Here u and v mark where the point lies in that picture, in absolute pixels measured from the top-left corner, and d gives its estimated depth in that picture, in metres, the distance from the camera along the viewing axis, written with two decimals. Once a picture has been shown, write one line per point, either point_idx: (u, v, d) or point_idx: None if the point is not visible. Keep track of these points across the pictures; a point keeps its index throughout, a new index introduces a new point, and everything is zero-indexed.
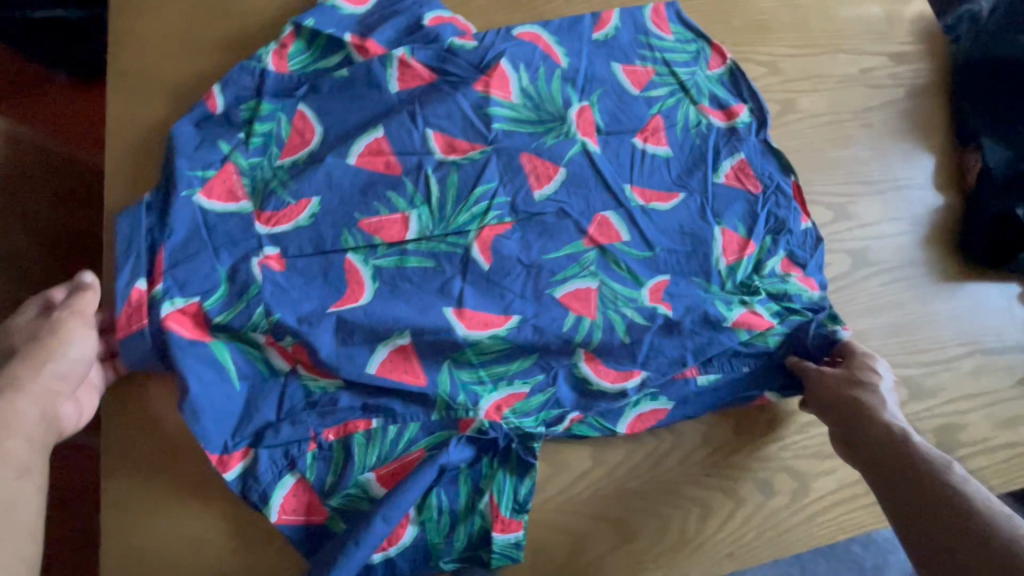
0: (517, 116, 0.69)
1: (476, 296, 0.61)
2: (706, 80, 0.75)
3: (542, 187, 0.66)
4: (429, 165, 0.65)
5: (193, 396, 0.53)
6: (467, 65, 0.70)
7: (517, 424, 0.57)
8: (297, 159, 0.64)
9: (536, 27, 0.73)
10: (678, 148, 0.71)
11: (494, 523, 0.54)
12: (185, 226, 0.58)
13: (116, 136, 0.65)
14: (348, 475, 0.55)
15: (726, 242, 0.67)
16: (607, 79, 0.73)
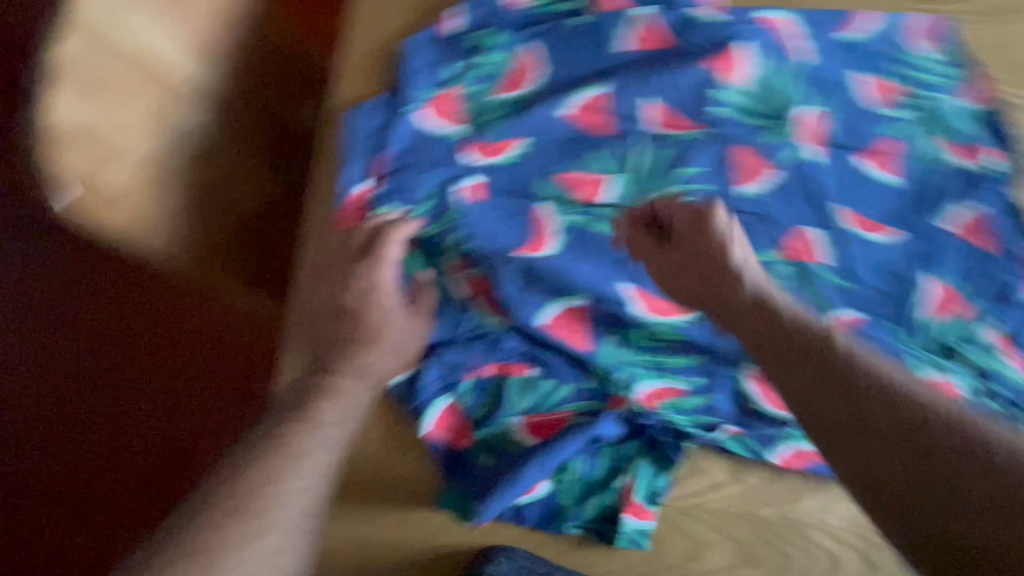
0: (743, 104, 0.65)
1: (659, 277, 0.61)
2: (959, 112, 0.63)
3: (750, 186, 0.64)
4: (640, 135, 0.64)
5: (387, 295, 0.59)
6: (705, 38, 0.65)
7: (671, 418, 0.57)
8: (514, 98, 0.64)
9: (787, 12, 0.65)
10: (913, 183, 0.63)
11: (628, 506, 0.55)
12: (406, 139, 0.62)
13: (358, 35, 0.68)
14: (498, 414, 0.57)
15: (937, 300, 0.61)
16: (848, 88, 0.65)
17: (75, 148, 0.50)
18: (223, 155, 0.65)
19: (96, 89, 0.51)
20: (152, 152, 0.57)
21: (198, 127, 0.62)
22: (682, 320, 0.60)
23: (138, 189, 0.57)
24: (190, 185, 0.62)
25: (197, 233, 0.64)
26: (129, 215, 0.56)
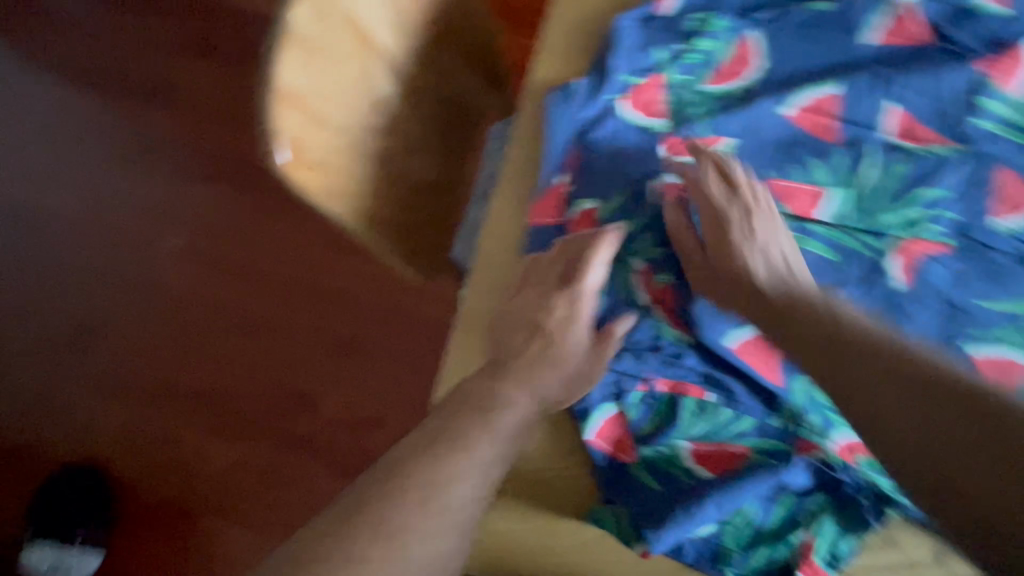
0: (1016, 122, 0.55)
1: (870, 312, 0.54)
2: None
3: (1005, 218, 0.55)
4: (874, 145, 0.57)
5: None
6: (980, 37, 0.56)
7: (871, 478, 0.50)
8: (728, 92, 0.60)
9: None
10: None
11: (804, 565, 0.49)
12: (608, 127, 0.59)
13: (563, 9, 0.64)
14: (664, 434, 0.53)
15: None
16: None
17: (294, 109, 0.56)
18: (395, 127, 0.71)
19: (313, 59, 0.57)
20: (345, 120, 0.63)
21: (378, 99, 0.67)
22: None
23: (334, 154, 0.62)
24: (367, 151, 0.67)
25: (370, 202, 0.69)
26: (326, 179, 0.61)
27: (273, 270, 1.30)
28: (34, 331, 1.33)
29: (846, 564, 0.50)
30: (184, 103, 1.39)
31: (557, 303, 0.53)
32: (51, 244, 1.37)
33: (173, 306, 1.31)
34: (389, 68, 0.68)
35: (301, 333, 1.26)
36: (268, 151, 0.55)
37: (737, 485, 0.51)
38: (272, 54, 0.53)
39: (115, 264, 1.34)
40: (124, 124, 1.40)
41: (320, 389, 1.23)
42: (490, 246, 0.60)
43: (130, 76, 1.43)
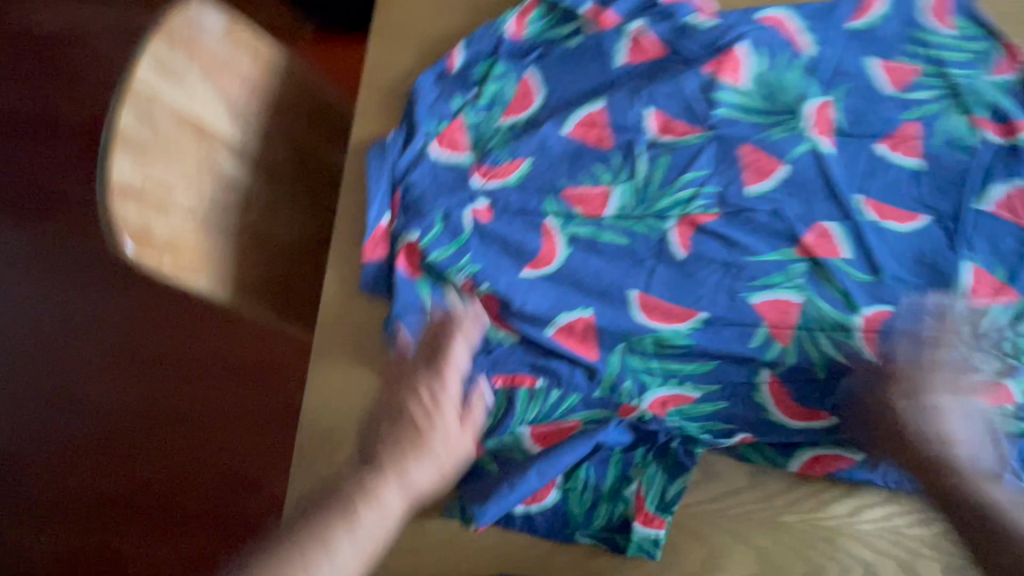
0: (745, 105, 0.67)
1: (664, 282, 0.62)
2: (990, 86, 0.65)
3: (758, 183, 0.64)
4: (640, 144, 0.66)
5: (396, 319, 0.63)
6: (702, 45, 0.68)
7: (680, 425, 0.58)
8: (516, 122, 0.70)
9: (785, 9, 0.69)
10: (935, 162, 0.63)
11: (637, 515, 0.55)
12: (420, 169, 0.67)
13: (370, 77, 0.74)
14: (507, 425, 0.60)
15: (977, 283, 0.59)
16: (857, 74, 0.67)
17: (132, 202, 0.63)
18: (249, 202, 0.79)
19: (147, 159, 0.66)
20: (191, 203, 0.71)
21: (225, 180, 0.75)
22: (683, 328, 0.60)
23: (183, 234, 0.69)
24: (219, 228, 0.74)
25: (234, 272, 0.76)
26: (178, 257, 0.68)
27: (189, 360, 1.31)
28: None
29: (674, 507, 0.55)
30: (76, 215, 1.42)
31: (433, 387, 0.57)
32: None
33: (106, 413, 1.34)
34: (231, 152, 0.76)
35: (226, 416, 1.28)
36: (114, 244, 0.62)
37: (556, 453, 0.57)
38: (104, 161, 0.62)
39: (44, 383, 1.37)
40: (23, 247, 1.43)
41: (250, 466, 1.25)
42: (333, 287, 0.66)
43: (19, 198, 1.45)
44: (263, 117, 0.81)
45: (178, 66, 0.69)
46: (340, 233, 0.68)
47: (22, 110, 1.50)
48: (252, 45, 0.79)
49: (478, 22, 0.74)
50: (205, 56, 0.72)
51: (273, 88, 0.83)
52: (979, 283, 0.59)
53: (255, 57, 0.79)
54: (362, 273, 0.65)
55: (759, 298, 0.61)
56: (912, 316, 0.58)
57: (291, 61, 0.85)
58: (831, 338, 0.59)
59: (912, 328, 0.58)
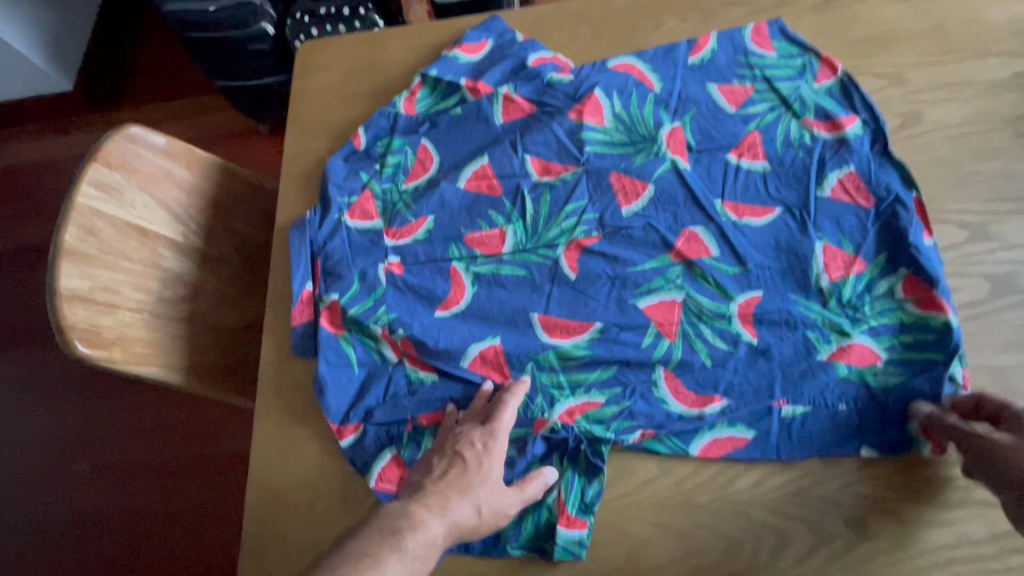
0: (610, 140, 0.77)
1: (561, 302, 0.69)
2: (812, 94, 0.75)
3: (630, 205, 0.73)
4: (525, 186, 0.75)
5: (324, 377, 0.68)
6: (564, 96, 0.79)
7: (588, 428, 0.63)
8: (418, 185, 0.79)
9: (631, 58, 0.80)
10: (778, 162, 0.72)
11: (561, 518, 0.60)
12: (336, 237, 0.75)
13: (289, 166, 0.84)
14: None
15: (827, 259, 0.66)
16: (701, 100, 0.77)
17: (80, 305, 0.71)
18: (195, 291, 0.86)
19: (92, 266, 0.73)
20: (137, 299, 0.78)
21: (170, 275, 0.83)
22: (582, 339, 0.67)
23: (132, 327, 0.76)
24: (168, 318, 0.81)
25: (184, 356, 0.82)
26: (127, 349, 0.75)
27: (178, 453, 1.38)
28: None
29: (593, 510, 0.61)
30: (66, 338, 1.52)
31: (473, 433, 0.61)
32: None
33: (90, 523, 1.35)
34: (173, 249, 0.85)
35: (213, 501, 1.33)
36: (65, 345, 0.69)
37: None
38: (52, 272, 0.69)
39: (26, 505, 1.38)
40: (13, 374, 1.51)
41: (238, 545, 1.27)
42: (270, 353, 0.72)
43: (14, 330, 1.57)
44: (202, 215, 0.90)
45: (117, 182, 0.79)
46: (273, 304, 0.75)
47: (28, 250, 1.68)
48: (185, 154, 0.90)
49: (377, 107, 0.86)
50: (142, 170, 0.83)
51: (209, 188, 0.93)
52: (828, 258, 0.66)
53: (189, 164, 0.90)
54: (292, 337, 0.72)
55: (649, 300, 0.68)
56: (778, 301, 0.65)
57: (224, 163, 0.95)
58: (712, 327, 0.65)
59: (779, 308, 0.65)
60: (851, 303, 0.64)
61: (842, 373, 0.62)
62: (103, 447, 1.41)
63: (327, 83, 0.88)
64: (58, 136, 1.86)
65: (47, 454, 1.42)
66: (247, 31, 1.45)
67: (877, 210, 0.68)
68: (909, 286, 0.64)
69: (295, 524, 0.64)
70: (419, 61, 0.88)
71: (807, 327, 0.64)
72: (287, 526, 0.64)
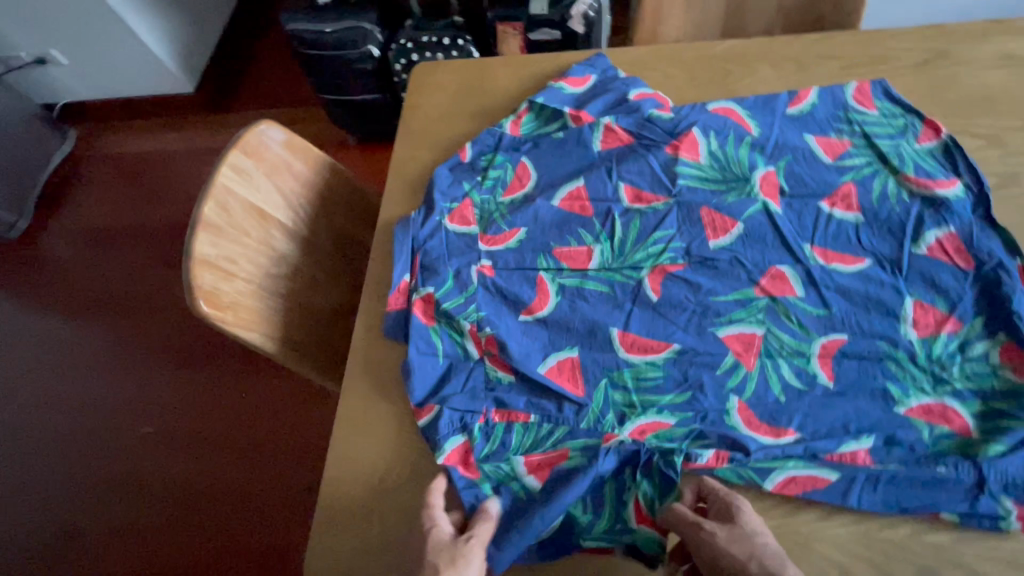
0: (703, 175, 0.80)
1: (640, 321, 0.72)
2: (913, 152, 0.76)
3: (718, 239, 0.75)
4: (616, 211, 0.80)
5: (411, 361, 0.73)
6: (662, 131, 0.84)
7: (658, 446, 0.65)
8: (515, 199, 0.85)
9: (729, 103, 0.85)
10: (872, 215, 0.73)
11: (639, 530, 0.61)
12: (437, 236, 0.82)
13: (397, 169, 0.93)
14: (502, 454, 0.68)
15: (917, 315, 0.66)
16: (798, 147, 0.79)
17: (208, 270, 0.80)
18: (297, 273, 0.95)
19: (221, 238, 0.83)
20: (251, 271, 0.87)
21: (279, 255, 0.93)
22: (659, 357, 0.70)
23: (243, 296, 0.85)
24: (272, 292, 0.90)
25: (280, 329, 0.90)
26: (237, 314, 0.83)
27: (242, 428, 1.48)
28: (27, 540, 1.45)
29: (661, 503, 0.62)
30: (164, 310, 1.70)
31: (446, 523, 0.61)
32: (48, 451, 1.54)
33: (158, 482, 1.46)
34: (284, 233, 0.95)
35: (266, 478, 1.41)
36: (190, 301, 0.78)
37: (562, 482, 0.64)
38: (191, 238, 0.79)
39: (107, 456, 1.51)
40: (115, 337, 1.68)
41: (298, 519, 1.35)
42: (362, 332, 0.79)
43: (119, 298, 1.75)
44: (310, 206, 1.00)
45: (249, 168, 0.90)
46: (370, 291, 0.82)
47: (141, 227, 1.88)
48: (304, 151, 1.00)
49: (480, 125, 0.94)
50: (269, 161, 0.93)
51: (320, 185, 1.03)
52: (920, 314, 0.66)
53: (306, 161, 1.00)
54: (386, 319, 0.78)
55: (726, 330, 0.70)
56: (864, 344, 0.66)
57: (334, 163, 1.06)
58: (790, 363, 0.66)
59: (864, 351, 0.66)
60: (940, 361, 0.64)
61: (920, 428, 0.61)
62: (179, 415, 1.53)
63: (437, 100, 0.98)
64: (178, 132, 2.09)
65: (131, 414, 1.56)
66: (359, 51, 1.61)
67: (977, 272, 0.67)
68: (1006, 352, 0.63)
69: (367, 491, 0.69)
70: (521, 88, 0.96)
71: (887, 378, 0.64)
72: (360, 492, 0.69)
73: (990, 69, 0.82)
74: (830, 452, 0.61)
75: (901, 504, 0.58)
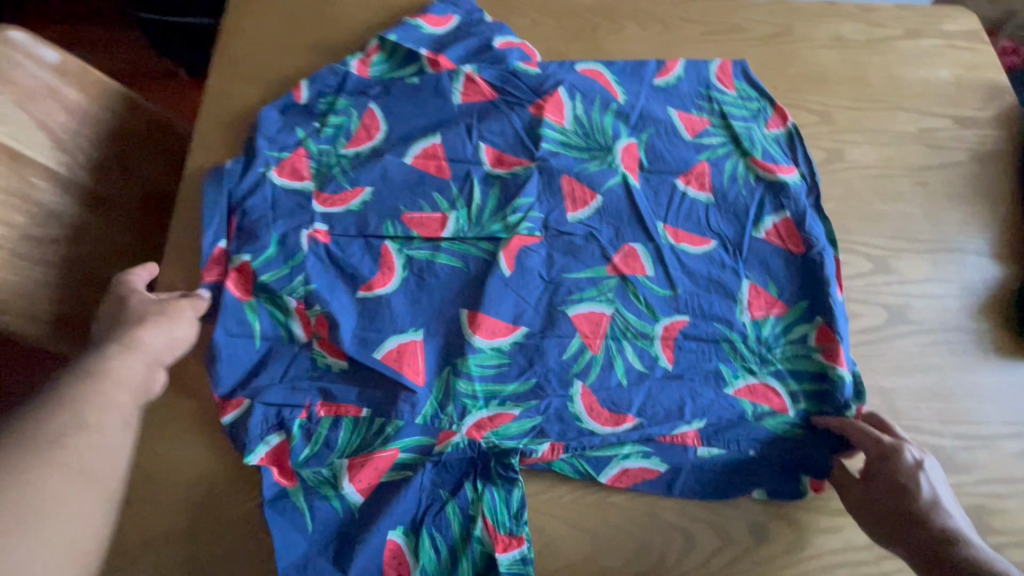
0: (566, 141, 0.75)
1: (491, 300, 0.65)
2: (761, 137, 0.76)
3: (576, 211, 0.71)
4: (476, 174, 0.72)
5: (217, 344, 0.61)
6: (527, 88, 0.77)
7: (497, 443, 0.59)
8: (360, 152, 0.72)
9: (599, 65, 0.79)
10: (722, 196, 0.73)
11: (495, 544, 0.55)
12: (258, 195, 0.68)
13: (211, 110, 0.75)
14: (324, 457, 0.58)
15: (751, 298, 0.67)
16: (660, 120, 0.77)
17: None
18: (77, 235, 0.74)
19: None
20: None
21: (43, 211, 0.71)
22: (505, 342, 0.63)
23: None
24: (36, 261, 0.69)
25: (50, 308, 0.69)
26: None
27: None
28: None
29: (526, 521, 0.57)
30: None
31: (128, 360, 0.53)
32: None
33: None
34: (52, 182, 0.72)
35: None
36: None
37: (385, 494, 0.57)
38: None
39: None
40: None
41: None
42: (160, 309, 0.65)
43: None
44: (95, 148, 0.78)
45: None
46: (169, 260, 0.68)
47: None
48: (81, 75, 0.76)
49: (319, 60, 0.79)
50: (20, 84, 0.69)
51: (109, 120, 0.80)
52: (754, 301, 0.67)
53: (85, 88, 0.77)
54: (185, 293, 0.64)
55: (581, 309, 0.65)
56: (703, 326, 0.66)
57: (132, 94, 0.83)
58: (635, 345, 0.64)
59: (703, 333, 0.65)
60: (768, 343, 0.65)
61: (744, 408, 0.62)
62: None
63: (265, 26, 0.80)
64: None
65: None
66: None
67: (805, 257, 0.69)
68: (822, 334, 0.65)
69: (176, 506, 0.58)
70: (371, 19, 0.82)
71: (719, 358, 0.64)
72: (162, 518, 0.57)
73: (825, 48, 0.87)
74: (664, 435, 0.61)
75: (719, 483, 0.60)
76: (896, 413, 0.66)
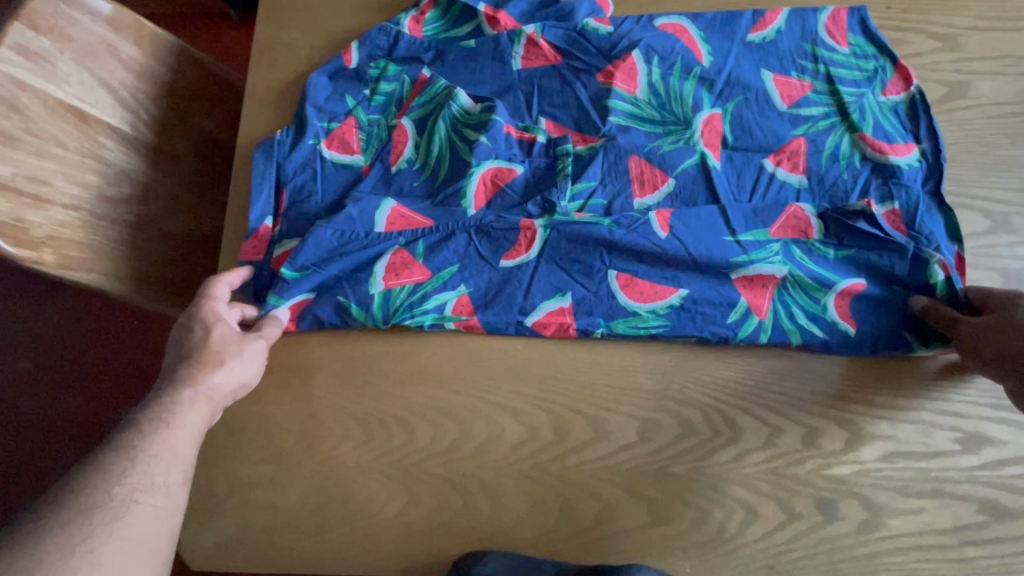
0: (638, 113, 0.67)
1: (545, 285, 0.62)
2: (876, 106, 0.65)
3: (644, 197, 0.65)
4: (536, 152, 0.67)
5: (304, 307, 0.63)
6: (597, 51, 0.69)
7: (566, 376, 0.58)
8: (410, 124, 0.68)
9: (683, 19, 0.70)
10: (817, 179, 0.64)
11: None
12: (308, 172, 0.67)
13: (261, 61, 0.73)
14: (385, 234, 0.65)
15: (846, 289, 0.60)
16: (752, 86, 0.67)
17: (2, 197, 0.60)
18: (147, 192, 0.76)
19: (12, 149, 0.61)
20: (73, 195, 0.67)
21: (113, 171, 0.72)
22: (557, 301, 0.62)
23: (65, 227, 0.66)
24: (111, 220, 0.72)
25: (126, 263, 0.73)
26: (61, 251, 0.65)
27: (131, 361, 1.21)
28: None
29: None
30: None
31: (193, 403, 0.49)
32: None
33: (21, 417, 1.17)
34: (118, 141, 0.73)
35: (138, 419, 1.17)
36: None
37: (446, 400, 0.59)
38: None
39: None
40: None
41: None
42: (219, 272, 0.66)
43: None
44: (154, 104, 0.78)
45: (46, 51, 0.65)
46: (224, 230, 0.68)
47: None
48: (135, 28, 0.76)
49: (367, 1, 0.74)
50: (78, 40, 0.69)
51: (165, 74, 0.80)
52: (841, 308, 0.59)
53: (139, 41, 0.76)
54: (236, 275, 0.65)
55: (626, 297, 0.62)
56: (796, 325, 0.59)
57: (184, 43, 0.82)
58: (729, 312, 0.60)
59: (818, 325, 0.59)
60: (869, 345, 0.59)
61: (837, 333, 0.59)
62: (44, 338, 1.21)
63: None
64: None
65: None
66: None
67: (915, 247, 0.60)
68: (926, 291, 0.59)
69: (246, 458, 0.61)
70: None
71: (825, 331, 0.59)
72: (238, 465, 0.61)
73: None
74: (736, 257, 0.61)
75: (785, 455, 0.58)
76: (999, 391, 0.58)
